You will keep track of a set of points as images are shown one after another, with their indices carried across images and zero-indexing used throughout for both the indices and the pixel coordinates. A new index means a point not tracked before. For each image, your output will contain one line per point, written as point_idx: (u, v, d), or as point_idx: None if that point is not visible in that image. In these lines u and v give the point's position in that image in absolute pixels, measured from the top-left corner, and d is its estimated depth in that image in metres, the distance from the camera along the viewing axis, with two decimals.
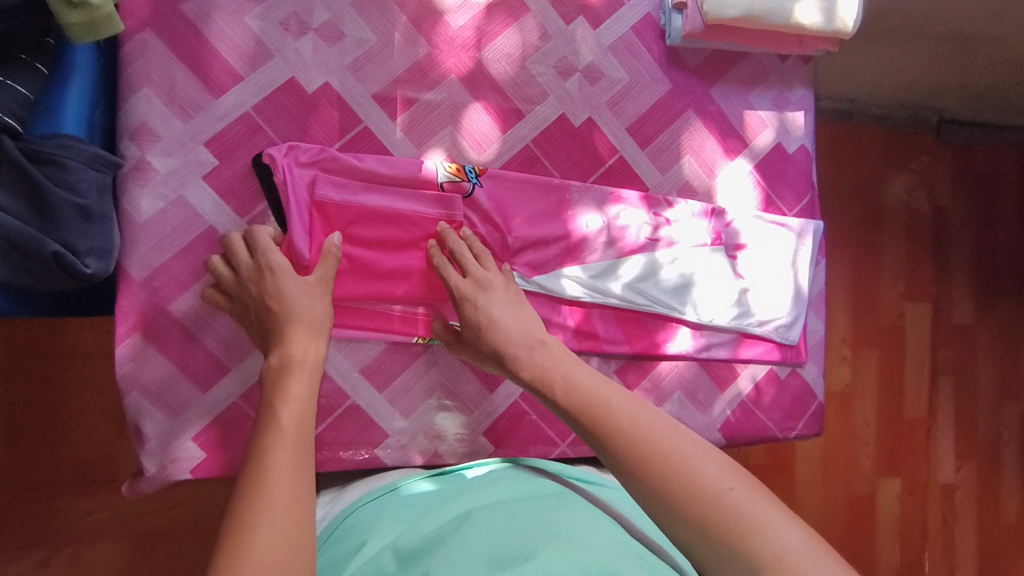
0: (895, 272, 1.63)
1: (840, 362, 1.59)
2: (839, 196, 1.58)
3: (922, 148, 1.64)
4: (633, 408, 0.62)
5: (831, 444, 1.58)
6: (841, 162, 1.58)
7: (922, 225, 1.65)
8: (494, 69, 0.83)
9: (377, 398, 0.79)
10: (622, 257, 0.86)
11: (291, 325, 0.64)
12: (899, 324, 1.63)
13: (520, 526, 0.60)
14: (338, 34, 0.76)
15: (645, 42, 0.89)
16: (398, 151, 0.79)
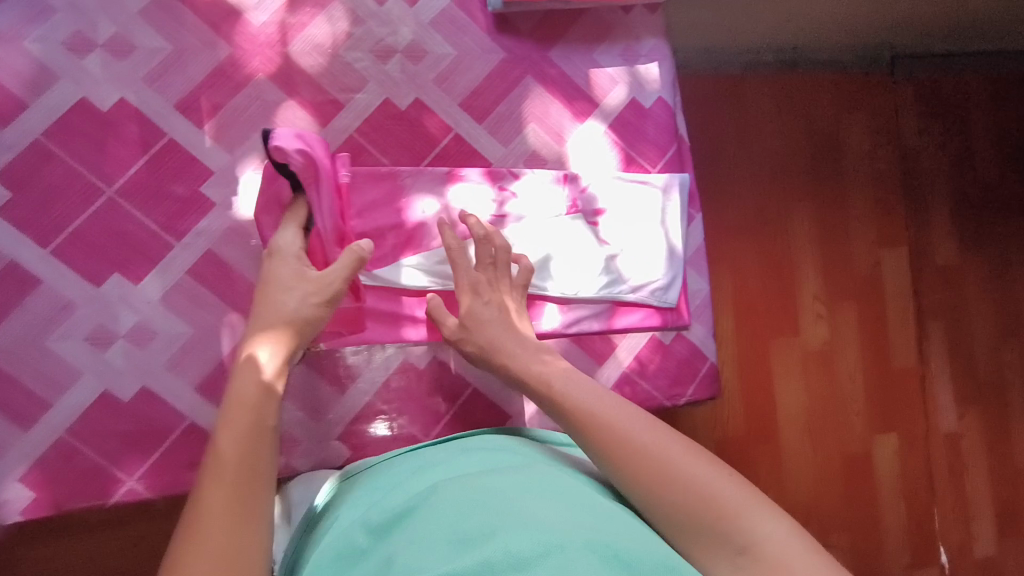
0: (864, 220, 1.29)
1: (815, 320, 1.24)
2: (794, 143, 1.25)
3: (880, 90, 1.31)
4: (607, 405, 0.60)
5: (819, 405, 1.24)
6: (789, 114, 1.26)
7: (890, 167, 1.31)
8: (307, 63, 0.80)
9: (218, 414, 0.78)
10: (469, 238, 0.82)
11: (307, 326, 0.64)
12: (876, 276, 1.29)
13: (493, 491, 0.52)
14: (128, 47, 0.74)
15: (468, 12, 0.85)
16: (210, 160, 0.77)
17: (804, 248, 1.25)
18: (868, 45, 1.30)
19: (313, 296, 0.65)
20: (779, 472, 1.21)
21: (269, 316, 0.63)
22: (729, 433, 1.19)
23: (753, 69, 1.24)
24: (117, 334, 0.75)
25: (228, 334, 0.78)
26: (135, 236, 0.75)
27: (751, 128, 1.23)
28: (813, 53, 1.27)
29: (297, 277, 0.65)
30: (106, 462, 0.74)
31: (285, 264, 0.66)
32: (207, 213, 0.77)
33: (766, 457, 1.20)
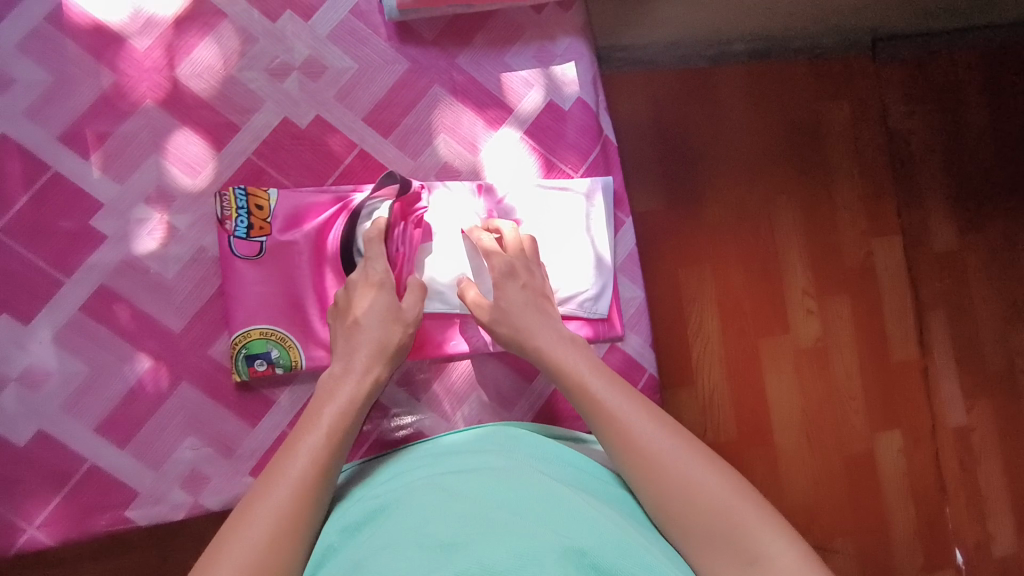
0: (852, 209, 1.22)
1: (806, 316, 1.18)
2: (770, 135, 1.20)
3: (859, 74, 1.24)
4: (639, 413, 0.61)
5: (814, 404, 1.17)
6: (766, 106, 1.20)
7: (877, 153, 1.24)
8: (196, 86, 0.77)
9: (120, 455, 0.73)
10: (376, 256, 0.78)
11: (361, 349, 0.68)
12: (868, 267, 1.22)
13: (474, 496, 0.50)
14: (7, 81, 0.73)
15: (367, 23, 0.82)
16: (98, 191, 0.74)
17: (791, 243, 1.19)
18: (850, 29, 1.22)
19: (395, 327, 0.70)
20: (778, 475, 1.15)
21: (363, 343, 0.68)
22: (721, 438, 1.13)
23: (726, 61, 1.18)
24: (10, 377, 0.72)
25: (128, 371, 0.74)
26: (23, 275, 0.72)
27: (723, 123, 1.18)
28: (789, 40, 1.20)
29: (389, 309, 0.70)
30: (5, 511, 0.71)
31: (380, 294, 0.71)
32: (99, 247, 0.74)
33: (763, 461, 1.15)
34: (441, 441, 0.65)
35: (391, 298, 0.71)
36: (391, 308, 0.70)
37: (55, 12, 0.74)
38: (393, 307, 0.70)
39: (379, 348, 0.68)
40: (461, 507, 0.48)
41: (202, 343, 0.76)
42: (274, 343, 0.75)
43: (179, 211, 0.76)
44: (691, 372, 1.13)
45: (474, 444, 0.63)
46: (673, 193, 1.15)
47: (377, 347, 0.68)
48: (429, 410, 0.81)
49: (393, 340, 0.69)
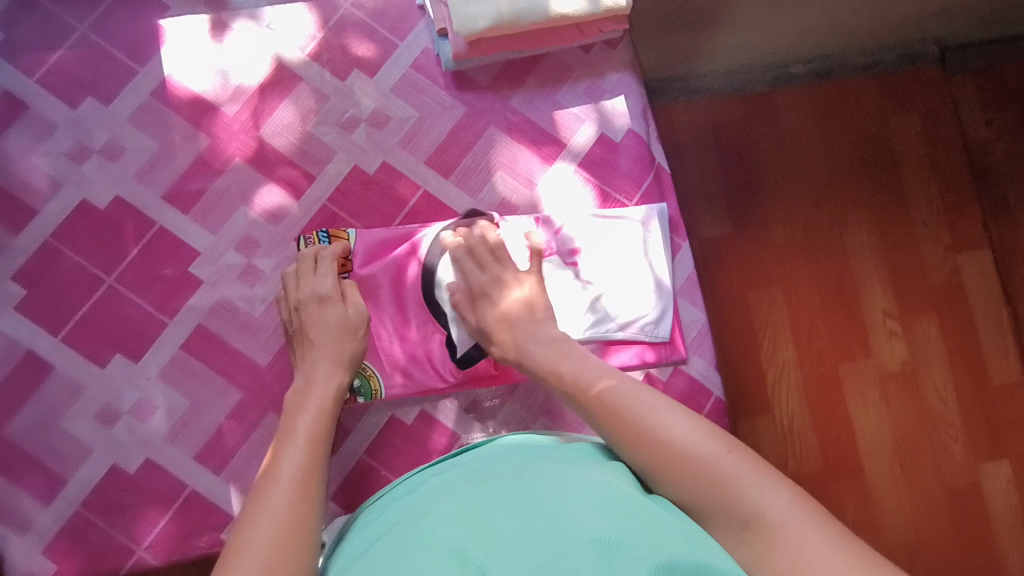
0: (932, 224, 1.18)
1: (889, 338, 1.13)
2: (836, 155, 1.18)
3: (926, 87, 1.21)
4: (628, 390, 0.63)
5: (906, 432, 1.11)
6: (831, 124, 1.19)
7: (956, 166, 1.20)
8: (278, 143, 0.86)
9: (215, 481, 0.80)
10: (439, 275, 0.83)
11: (320, 361, 0.73)
12: (956, 284, 1.16)
13: (488, 491, 0.53)
14: (120, 149, 0.83)
15: (427, 75, 0.89)
16: (195, 241, 0.83)
17: (868, 263, 1.15)
18: (914, 40, 1.19)
19: (347, 339, 0.75)
20: (872, 509, 1.09)
21: (320, 355, 0.73)
22: (805, 470, 1.09)
23: (785, 83, 1.19)
24: (122, 410, 0.80)
25: (222, 403, 0.81)
26: (132, 318, 0.81)
27: (786, 144, 1.17)
28: (850, 57, 1.19)
29: (341, 320, 0.76)
30: (117, 533, 0.78)
31: (329, 308, 0.76)
32: (196, 291, 0.82)
33: (854, 494, 1.09)
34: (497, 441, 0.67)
35: (339, 308, 0.76)
36: (341, 319, 0.76)
37: (160, 87, 0.84)
38: (343, 318, 0.76)
39: (337, 356, 0.74)
40: (475, 503, 0.52)
41: (286, 376, 0.82)
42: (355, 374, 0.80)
43: (264, 256, 0.84)
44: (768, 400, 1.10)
45: (482, 447, 0.66)
46: (738, 216, 1.15)
47: (338, 358, 0.74)
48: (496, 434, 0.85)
49: (351, 347, 0.75)
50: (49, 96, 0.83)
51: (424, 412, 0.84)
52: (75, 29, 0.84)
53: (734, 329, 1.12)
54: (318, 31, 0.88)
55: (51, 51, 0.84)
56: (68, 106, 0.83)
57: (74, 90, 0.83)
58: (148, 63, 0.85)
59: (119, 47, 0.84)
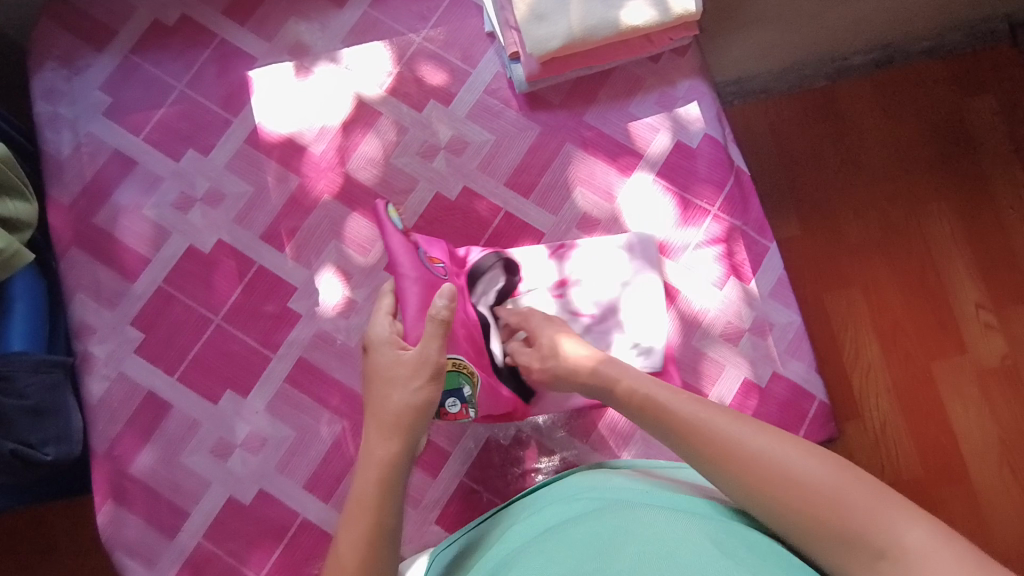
0: (1020, 207, 1.11)
1: (985, 332, 1.08)
2: (906, 147, 1.13)
3: (998, 66, 1.15)
4: (722, 419, 0.57)
5: (1014, 429, 1.04)
6: (898, 114, 1.14)
7: None
8: (363, 176, 0.89)
9: (325, 508, 0.82)
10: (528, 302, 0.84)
11: (389, 411, 0.63)
12: None
13: (566, 548, 0.52)
14: (220, 196, 0.88)
15: (500, 98, 0.91)
16: (293, 278, 0.87)
17: (951, 255, 1.10)
18: (981, 19, 1.13)
19: (416, 378, 0.64)
20: (982, 515, 1.02)
21: (371, 420, 0.64)
22: (903, 475, 1.03)
23: (844, 77, 1.15)
24: (235, 443, 0.83)
25: (326, 431, 0.84)
26: (240, 354, 0.85)
27: (850, 141, 1.14)
28: (912, 43, 1.14)
29: (391, 369, 0.65)
30: (236, 564, 0.80)
31: (377, 354, 0.66)
32: (296, 325, 0.86)
33: (959, 499, 1.03)
34: (576, 474, 0.71)
35: (390, 355, 0.66)
36: (393, 364, 0.65)
37: (252, 134, 0.89)
38: (397, 366, 0.65)
39: (382, 423, 0.63)
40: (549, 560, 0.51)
41: None
42: (464, 379, 0.73)
43: (357, 286, 0.87)
44: (858, 405, 1.05)
45: (593, 490, 0.65)
46: (806, 218, 1.11)
47: (406, 408, 0.63)
48: (594, 450, 0.84)
49: (404, 401, 0.63)
50: (154, 151, 0.89)
51: (520, 432, 0.85)
52: (174, 87, 0.90)
53: (818, 334, 1.08)
54: (394, 68, 0.92)
55: (154, 109, 0.90)
56: (172, 160, 0.89)
57: (176, 144, 0.89)
58: (240, 113, 0.90)
59: (214, 100, 0.90)
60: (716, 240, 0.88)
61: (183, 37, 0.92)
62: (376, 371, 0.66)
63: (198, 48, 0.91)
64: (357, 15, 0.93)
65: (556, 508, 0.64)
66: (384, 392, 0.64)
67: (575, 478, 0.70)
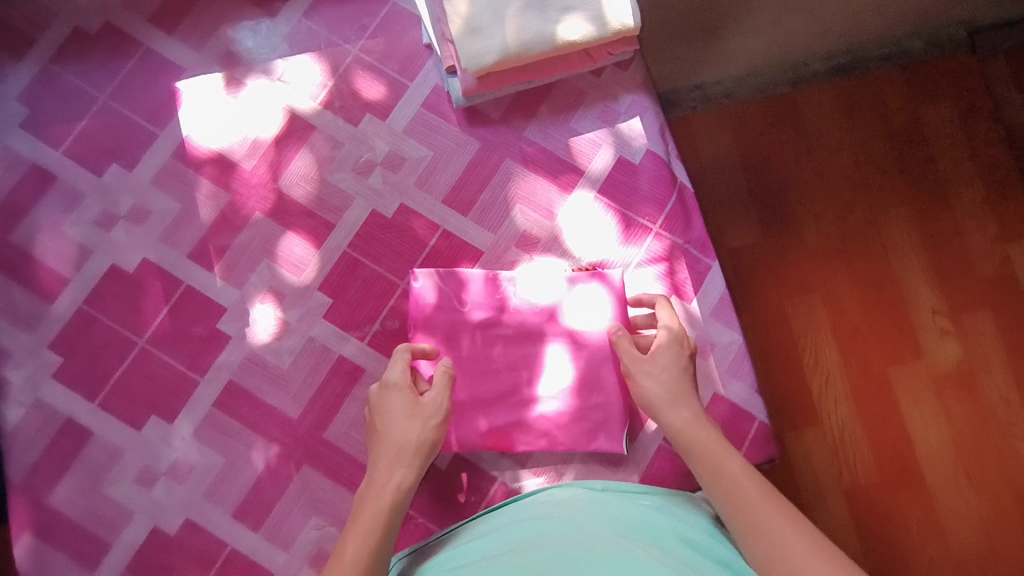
0: (976, 213, 1.12)
1: (941, 337, 1.08)
2: (867, 152, 1.13)
3: (958, 73, 1.15)
4: (769, 511, 0.63)
5: (968, 435, 1.05)
6: (858, 120, 1.14)
7: (998, 151, 1.13)
8: (296, 193, 0.86)
9: (254, 537, 0.79)
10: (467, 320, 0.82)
11: (393, 449, 0.69)
12: (1008, 274, 1.10)
13: (546, 558, 0.56)
14: (145, 213, 0.85)
15: (439, 112, 0.88)
16: (223, 298, 0.83)
17: (910, 261, 1.10)
18: (939, 26, 1.13)
19: (419, 425, 0.70)
20: (937, 521, 1.03)
21: (384, 450, 0.69)
22: (860, 482, 1.03)
23: (805, 84, 1.14)
24: (161, 471, 0.80)
25: (256, 458, 0.81)
26: (165, 379, 0.82)
27: (812, 146, 1.13)
28: (872, 50, 1.14)
29: (408, 408, 0.70)
30: None
31: (394, 396, 0.71)
32: (225, 347, 0.83)
33: (914, 504, 1.03)
34: (545, 493, 0.74)
35: (407, 396, 0.71)
36: (410, 405, 0.71)
37: (180, 148, 0.86)
38: (410, 404, 0.71)
39: (397, 455, 0.68)
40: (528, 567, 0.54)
41: (318, 427, 0.82)
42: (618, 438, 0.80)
43: (289, 307, 0.84)
44: (815, 413, 1.05)
45: (565, 510, 0.67)
46: (768, 224, 1.11)
47: (408, 447, 0.69)
48: (534, 475, 0.83)
49: (418, 437, 0.70)
50: (76, 166, 0.85)
51: (459, 457, 0.83)
52: (97, 99, 0.86)
53: (775, 342, 1.07)
54: (329, 80, 0.89)
55: (76, 122, 0.86)
56: (94, 175, 0.85)
57: (99, 159, 0.85)
58: (167, 126, 0.86)
59: (140, 113, 0.86)
60: (657, 259, 0.86)
61: (107, 45, 0.88)
62: (389, 411, 0.71)
63: (123, 58, 0.88)
64: (291, 24, 0.90)
65: (530, 518, 0.67)
66: (389, 430, 0.70)
67: (564, 493, 0.72)
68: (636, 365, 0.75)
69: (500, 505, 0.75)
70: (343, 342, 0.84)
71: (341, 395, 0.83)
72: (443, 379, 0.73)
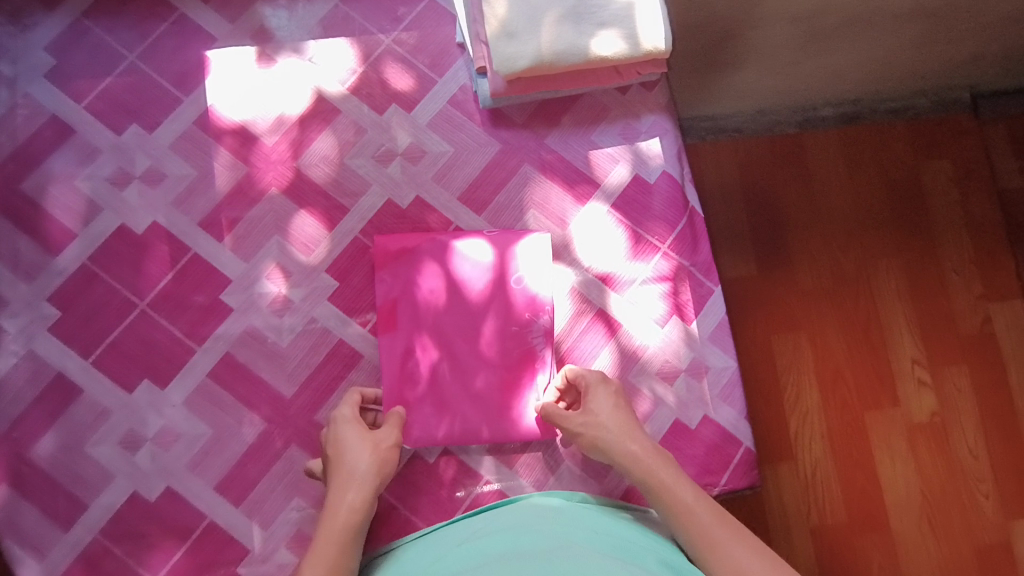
0: (963, 271, 1.15)
1: (918, 387, 1.10)
2: (865, 200, 1.16)
3: (959, 134, 1.19)
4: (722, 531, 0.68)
5: (935, 486, 1.07)
6: (859, 168, 1.17)
7: (989, 214, 1.17)
8: (315, 174, 0.86)
9: (234, 513, 0.79)
10: (473, 313, 0.82)
11: (349, 476, 0.72)
12: (988, 334, 1.13)
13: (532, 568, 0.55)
14: (160, 176, 0.84)
15: (463, 111, 0.89)
16: (229, 270, 0.83)
17: (896, 310, 1.13)
18: (943, 87, 1.17)
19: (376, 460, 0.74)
20: (897, 567, 1.05)
21: (344, 481, 0.72)
22: (827, 521, 1.05)
23: (814, 126, 1.17)
24: (146, 436, 0.79)
25: (244, 432, 0.80)
26: (161, 344, 0.81)
27: (813, 188, 1.16)
28: (880, 101, 1.17)
29: (366, 438, 0.75)
30: (131, 562, 0.77)
31: (347, 430, 0.75)
32: (225, 319, 0.82)
33: (878, 549, 1.05)
34: (526, 501, 0.74)
35: (359, 429, 0.75)
36: (363, 438, 0.75)
37: (202, 116, 0.86)
38: (366, 434, 0.75)
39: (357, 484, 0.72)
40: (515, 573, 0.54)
41: (311, 408, 0.82)
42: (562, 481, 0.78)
43: (295, 286, 0.84)
44: (791, 448, 1.07)
45: (546, 520, 0.68)
46: (763, 258, 1.13)
47: (362, 482, 0.73)
48: (520, 477, 0.83)
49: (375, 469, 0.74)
50: (95, 122, 0.85)
51: (448, 452, 0.82)
52: (124, 58, 0.86)
53: (760, 373, 1.10)
54: (359, 66, 0.89)
55: (100, 78, 0.86)
56: (113, 133, 0.85)
57: (119, 117, 0.85)
58: (192, 93, 0.86)
59: (166, 76, 0.86)
60: (663, 278, 0.88)
61: (141, 7, 0.88)
62: (341, 440, 0.75)
63: (155, 21, 0.88)
64: (328, 8, 0.90)
65: (512, 526, 0.67)
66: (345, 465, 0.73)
67: (545, 503, 0.73)
68: (573, 423, 0.77)
69: (480, 510, 0.75)
70: (344, 325, 0.84)
71: (337, 379, 0.83)
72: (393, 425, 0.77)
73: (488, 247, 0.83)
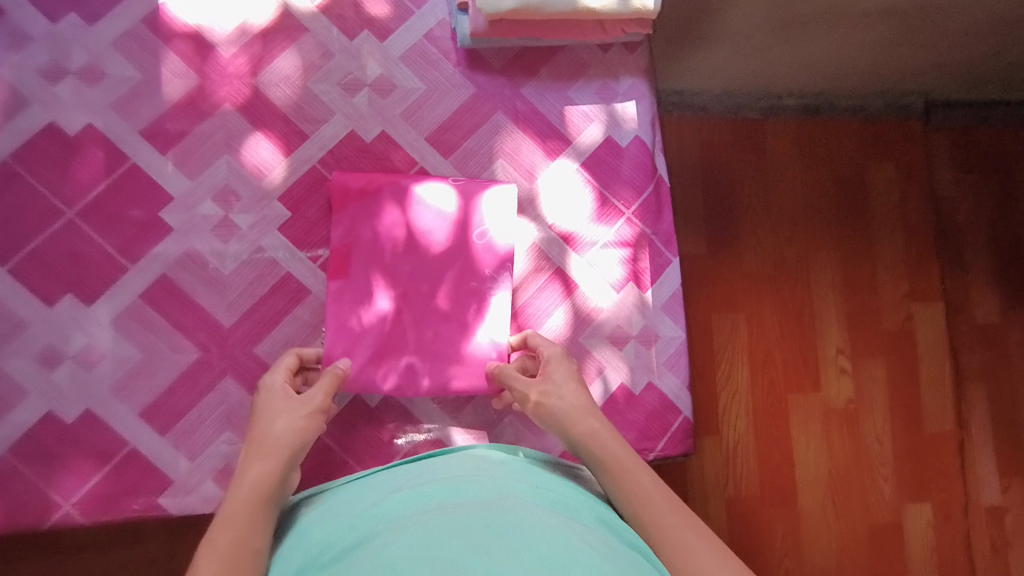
0: (894, 270, 1.20)
1: (839, 375, 1.16)
2: (813, 192, 1.19)
3: (909, 138, 1.23)
4: (660, 500, 0.65)
5: (842, 468, 1.14)
6: (813, 160, 1.19)
7: (923, 217, 1.22)
8: (274, 94, 0.81)
9: (159, 441, 0.75)
10: (431, 258, 0.80)
11: (263, 442, 0.67)
12: (908, 330, 1.20)
13: (464, 515, 0.54)
14: (99, 75, 0.77)
15: (439, 47, 0.85)
16: (171, 186, 0.77)
17: (829, 300, 1.17)
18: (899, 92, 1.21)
19: (296, 422, 0.69)
20: (798, 539, 1.12)
21: (257, 447, 0.67)
22: (742, 492, 1.11)
23: (776, 114, 1.18)
24: (67, 354, 0.74)
25: (176, 359, 0.76)
26: (89, 257, 0.75)
27: (767, 173, 1.18)
28: (840, 98, 1.20)
29: (288, 398, 0.71)
30: (41, 485, 0.72)
31: (271, 395, 0.71)
32: (164, 238, 0.77)
33: (784, 521, 1.11)
34: (469, 452, 0.73)
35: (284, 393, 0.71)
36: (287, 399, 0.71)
37: (153, 16, 0.79)
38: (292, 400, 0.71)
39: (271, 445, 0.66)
40: (445, 519, 0.52)
41: (250, 341, 0.78)
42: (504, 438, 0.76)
43: (243, 211, 0.79)
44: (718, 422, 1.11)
45: (484, 472, 0.67)
46: (711, 237, 1.15)
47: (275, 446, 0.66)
48: (461, 427, 0.83)
49: (293, 432, 0.68)
50: (28, 6, 0.76)
51: (390, 399, 0.82)
52: None
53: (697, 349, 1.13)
54: None
55: None
56: (48, 20, 0.76)
57: (57, 4, 0.77)
58: None
59: None
60: (624, 243, 0.88)
61: None
62: (265, 406, 0.70)
63: None
64: None
65: (452, 476, 0.65)
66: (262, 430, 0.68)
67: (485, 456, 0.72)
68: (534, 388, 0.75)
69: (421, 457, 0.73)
70: (293, 258, 0.80)
71: (281, 313, 0.79)
72: (323, 386, 0.72)
73: (453, 195, 0.81)
